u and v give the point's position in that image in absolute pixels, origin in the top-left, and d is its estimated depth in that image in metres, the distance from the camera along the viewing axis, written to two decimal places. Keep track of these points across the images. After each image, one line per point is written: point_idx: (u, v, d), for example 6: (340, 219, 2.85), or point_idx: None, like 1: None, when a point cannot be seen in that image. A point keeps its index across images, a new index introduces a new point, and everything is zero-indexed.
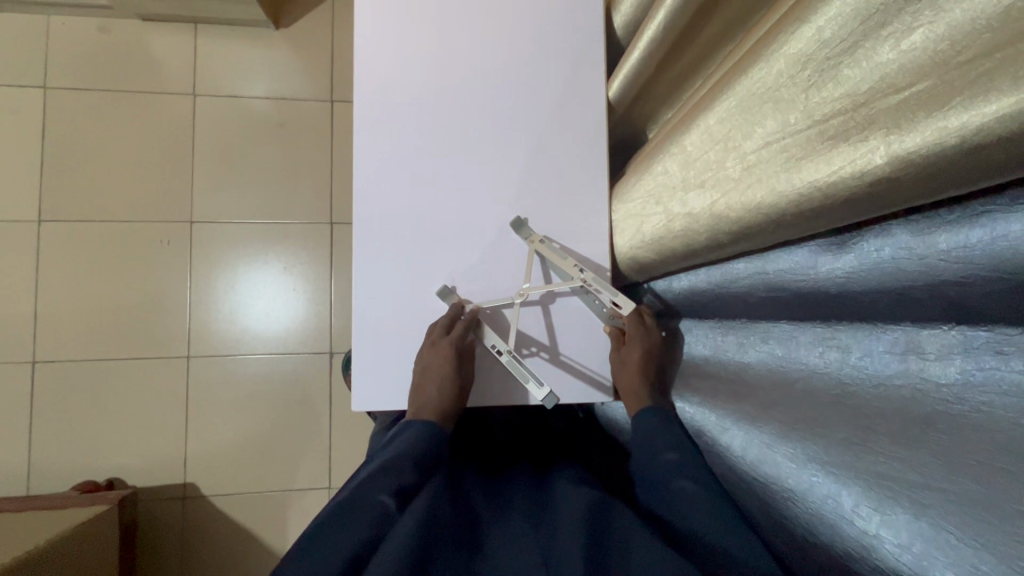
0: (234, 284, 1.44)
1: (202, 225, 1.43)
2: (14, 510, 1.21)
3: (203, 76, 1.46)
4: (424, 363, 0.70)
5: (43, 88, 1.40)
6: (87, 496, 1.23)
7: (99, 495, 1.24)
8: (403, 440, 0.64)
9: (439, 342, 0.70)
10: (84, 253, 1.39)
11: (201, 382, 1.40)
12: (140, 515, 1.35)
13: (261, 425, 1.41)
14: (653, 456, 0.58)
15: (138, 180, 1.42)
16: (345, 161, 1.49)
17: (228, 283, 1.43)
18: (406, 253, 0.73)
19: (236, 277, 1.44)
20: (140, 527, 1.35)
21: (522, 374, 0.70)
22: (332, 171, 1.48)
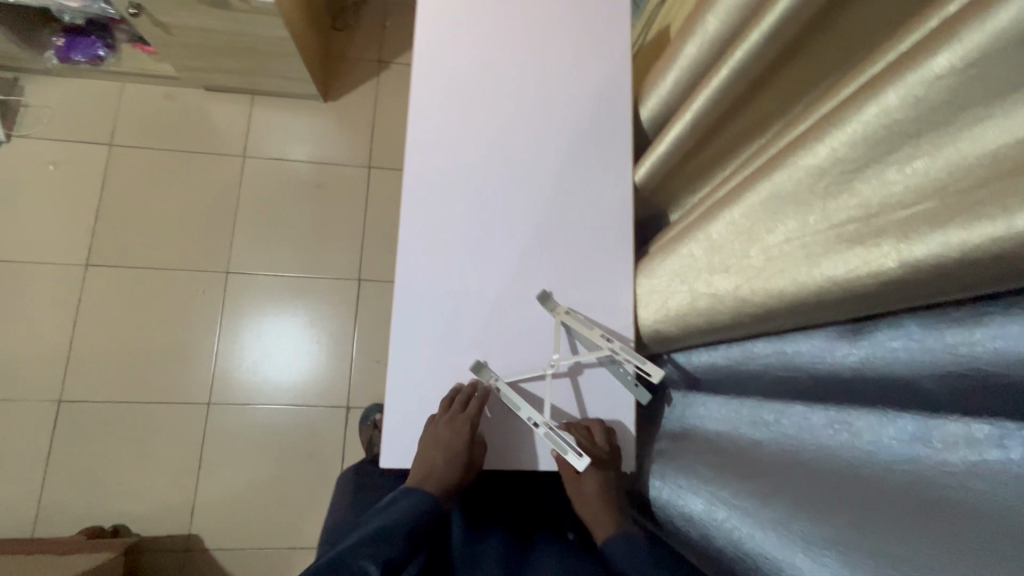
0: (259, 332, 1.49)
1: (238, 277, 1.50)
2: (20, 551, 1.20)
3: (255, 140, 1.59)
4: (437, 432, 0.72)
5: (109, 145, 1.53)
6: (93, 542, 1.22)
7: (106, 542, 1.22)
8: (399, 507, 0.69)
9: (457, 419, 0.71)
10: (124, 297, 1.46)
11: (219, 428, 1.42)
12: (141, 565, 1.33)
13: (272, 476, 1.40)
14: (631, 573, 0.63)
15: (184, 231, 1.51)
16: (378, 222, 1.58)
17: (255, 329, 1.49)
18: (441, 320, 0.77)
19: (262, 325, 1.49)
20: None
21: (560, 445, 0.68)
22: (364, 231, 1.57)
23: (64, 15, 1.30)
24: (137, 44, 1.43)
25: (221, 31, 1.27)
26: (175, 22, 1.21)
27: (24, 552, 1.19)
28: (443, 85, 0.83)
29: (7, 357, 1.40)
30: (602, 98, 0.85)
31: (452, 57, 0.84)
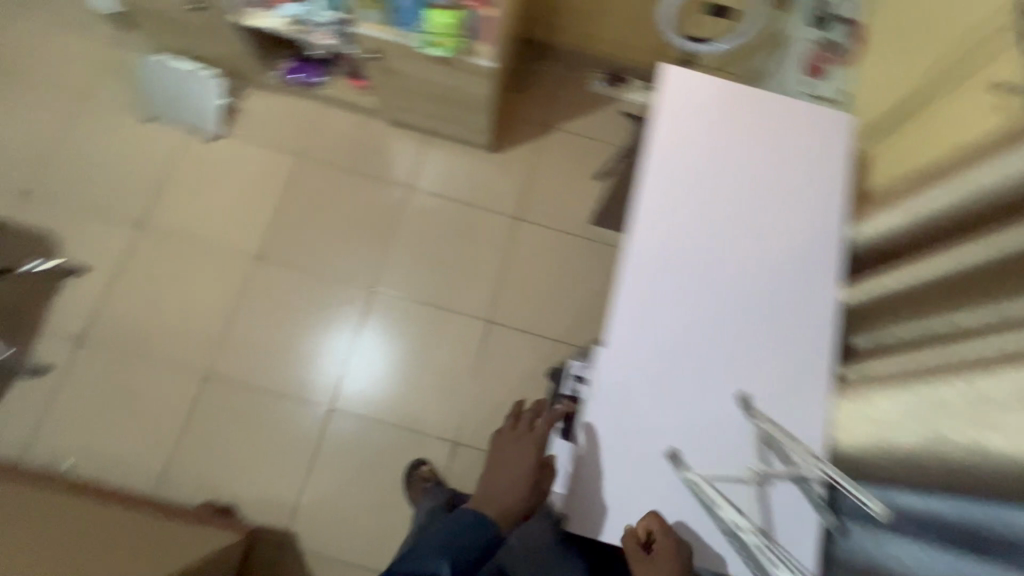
0: (366, 326, 1.58)
1: (382, 296, 1.60)
2: (153, 509, 1.29)
3: (420, 174, 1.72)
4: (508, 451, 0.85)
5: (296, 153, 1.69)
6: (219, 518, 1.30)
7: (231, 521, 1.30)
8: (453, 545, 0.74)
9: (523, 435, 0.85)
10: (279, 293, 1.58)
11: (334, 434, 1.48)
12: (251, 554, 1.39)
13: (371, 494, 1.45)
14: None
15: (342, 244, 1.64)
16: (513, 272, 1.66)
17: (364, 323, 1.58)
18: (634, 403, 0.82)
19: (370, 321, 1.58)
20: (247, 566, 1.39)
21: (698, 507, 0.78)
22: (499, 278, 1.65)
23: (311, 47, 1.49)
24: (351, 78, 1.61)
25: (435, 83, 1.42)
26: (399, 67, 1.37)
27: (157, 511, 1.28)
28: (665, 183, 0.90)
29: (167, 323, 1.52)
30: (819, 218, 0.90)
31: (681, 159, 0.91)
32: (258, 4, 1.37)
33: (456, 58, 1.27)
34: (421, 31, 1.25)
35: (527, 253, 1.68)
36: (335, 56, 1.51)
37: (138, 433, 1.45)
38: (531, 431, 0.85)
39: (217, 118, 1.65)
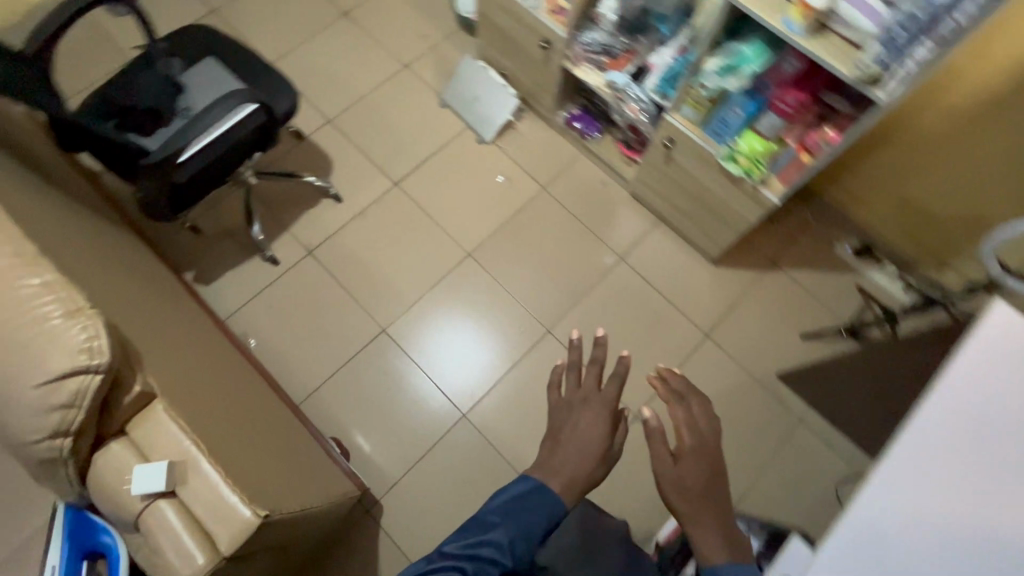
0: (489, 298, 1.70)
1: (553, 343, 1.66)
2: (307, 425, 1.46)
3: (636, 252, 1.76)
4: (580, 419, 0.91)
5: (541, 186, 1.82)
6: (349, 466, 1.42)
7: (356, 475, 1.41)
8: (511, 523, 0.82)
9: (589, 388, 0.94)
10: (470, 296, 1.70)
11: (456, 442, 1.56)
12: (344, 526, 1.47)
13: (459, 513, 1.49)
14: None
15: (541, 280, 1.72)
16: None
17: (486, 293, 1.71)
18: None
19: (492, 294, 1.71)
20: (335, 538, 1.45)
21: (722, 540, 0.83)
22: None
23: (614, 113, 1.60)
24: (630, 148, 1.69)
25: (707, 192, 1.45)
26: (686, 165, 1.43)
27: (311, 428, 1.45)
28: (964, 396, 0.68)
29: (375, 273, 1.71)
30: None
31: (993, 373, 0.69)
32: (593, 60, 1.48)
33: (751, 183, 1.29)
34: (729, 144, 1.28)
35: (701, 372, 1.63)
36: (628, 125, 1.58)
37: (310, 349, 1.61)
38: (604, 398, 0.92)
39: (496, 129, 1.85)
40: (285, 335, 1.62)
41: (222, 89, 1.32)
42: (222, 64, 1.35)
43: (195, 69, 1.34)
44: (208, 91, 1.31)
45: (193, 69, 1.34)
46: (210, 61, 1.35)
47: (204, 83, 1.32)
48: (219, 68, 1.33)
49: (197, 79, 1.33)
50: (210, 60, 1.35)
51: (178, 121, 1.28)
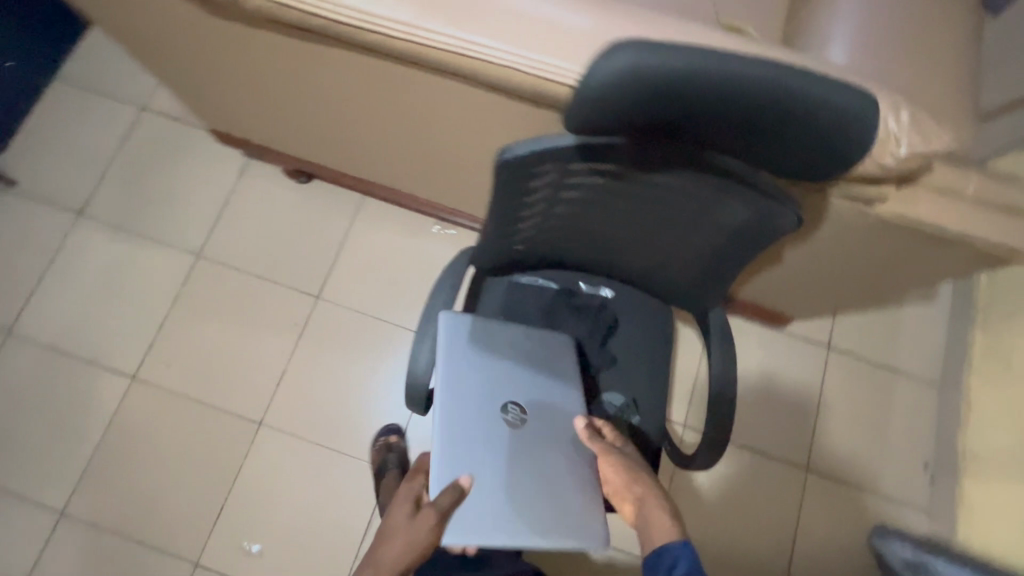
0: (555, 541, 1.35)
1: (123, 368, 1.42)
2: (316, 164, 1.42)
3: (45, 532, 1.31)
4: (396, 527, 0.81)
5: (196, 563, 1.32)
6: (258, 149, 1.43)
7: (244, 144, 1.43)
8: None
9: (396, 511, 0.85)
10: (236, 372, 1.43)
11: (196, 231, 1.52)
12: None
13: (168, 178, 1.56)
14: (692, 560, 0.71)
15: (162, 433, 1.39)
16: None
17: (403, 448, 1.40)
18: None
19: None
20: None
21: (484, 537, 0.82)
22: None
23: None
24: None
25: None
26: None
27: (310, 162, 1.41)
28: None
29: (355, 349, 1.46)
30: None
31: None
32: None
33: None
34: None
35: None
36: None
37: (381, 242, 1.53)
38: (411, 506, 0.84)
39: None
40: (407, 247, 1.53)
41: (506, 486, 0.84)
42: (553, 531, 0.84)
43: (570, 488, 0.88)
44: (519, 467, 0.86)
45: (573, 482, 0.88)
46: (565, 517, 0.86)
47: (537, 476, 0.87)
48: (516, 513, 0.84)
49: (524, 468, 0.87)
50: (567, 522, 0.86)
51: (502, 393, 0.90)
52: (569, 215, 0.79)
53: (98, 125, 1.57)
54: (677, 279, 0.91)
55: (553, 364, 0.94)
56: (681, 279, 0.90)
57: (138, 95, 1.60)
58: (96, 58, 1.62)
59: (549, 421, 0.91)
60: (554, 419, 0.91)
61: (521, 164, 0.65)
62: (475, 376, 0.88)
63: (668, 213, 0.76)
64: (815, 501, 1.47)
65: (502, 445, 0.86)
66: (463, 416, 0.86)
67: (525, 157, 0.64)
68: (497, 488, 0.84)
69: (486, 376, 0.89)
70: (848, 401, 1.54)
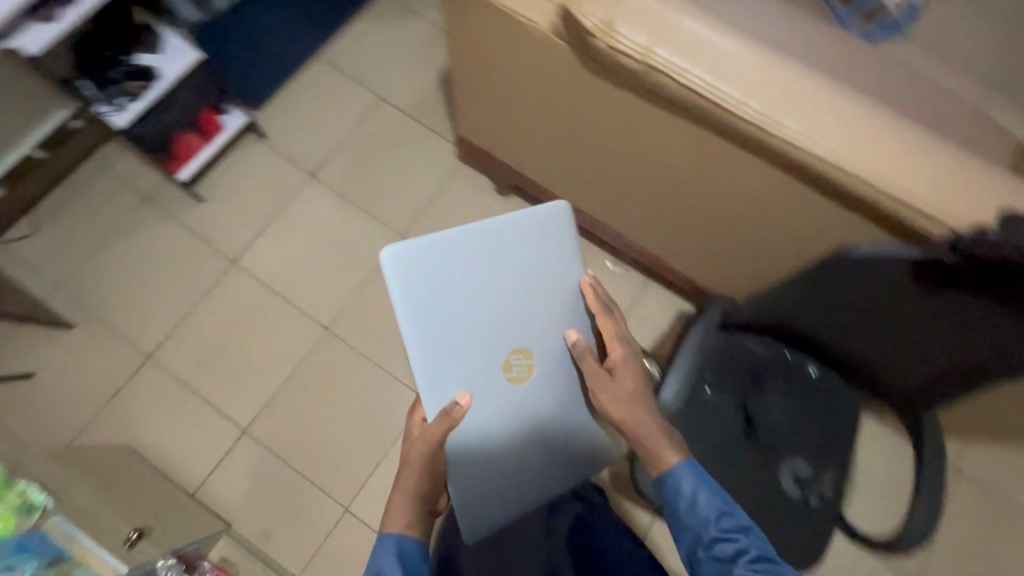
0: None
1: (319, 318, 1.60)
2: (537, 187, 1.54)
3: (227, 442, 1.48)
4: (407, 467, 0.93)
5: (346, 507, 1.45)
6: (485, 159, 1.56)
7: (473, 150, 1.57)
8: (388, 548, 0.89)
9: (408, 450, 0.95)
10: (412, 348, 1.58)
11: (403, 215, 1.71)
12: None
13: (390, 163, 1.75)
14: (691, 495, 0.86)
15: (341, 383, 1.55)
16: (197, 306, 1.58)
17: None
18: None
19: None
20: None
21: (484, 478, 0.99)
22: (210, 303, 1.59)
23: None
24: None
25: (76, 482, 1.11)
26: (122, 517, 1.09)
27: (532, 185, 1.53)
28: None
29: None
30: None
31: None
32: None
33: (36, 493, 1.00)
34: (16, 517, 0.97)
35: (162, 320, 1.56)
36: None
37: None
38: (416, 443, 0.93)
39: None
40: None
41: (511, 424, 0.98)
42: (570, 454, 1.05)
43: (574, 409, 1.03)
44: (524, 401, 0.98)
45: (576, 407, 1.03)
46: (568, 434, 1.04)
47: (548, 414, 1.01)
48: (501, 461, 0.99)
49: (508, 421, 0.98)
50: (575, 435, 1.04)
51: (502, 342, 0.95)
52: (852, 311, 0.91)
53: (343, 105, 1.79)
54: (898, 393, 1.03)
55: (547, 288, 0.98)
56: (902, 390, 1.02)
57: (380, 86, 1.81)
58: (353, 46, 1.84)
59: (546, 346, 0.98)
60: (543, 345, 0.98)
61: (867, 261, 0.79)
62: (478, 317, 0.93)
63: (939, 338, 0.88)
64: None
65: (507, 401, 0.97)
66: (466, 364, 0.93)
67: (877, 256, 0.78)
68: (511, 435, 0.98)
69: (494, 340, 0.94)
70: (969, 530, 1.56)
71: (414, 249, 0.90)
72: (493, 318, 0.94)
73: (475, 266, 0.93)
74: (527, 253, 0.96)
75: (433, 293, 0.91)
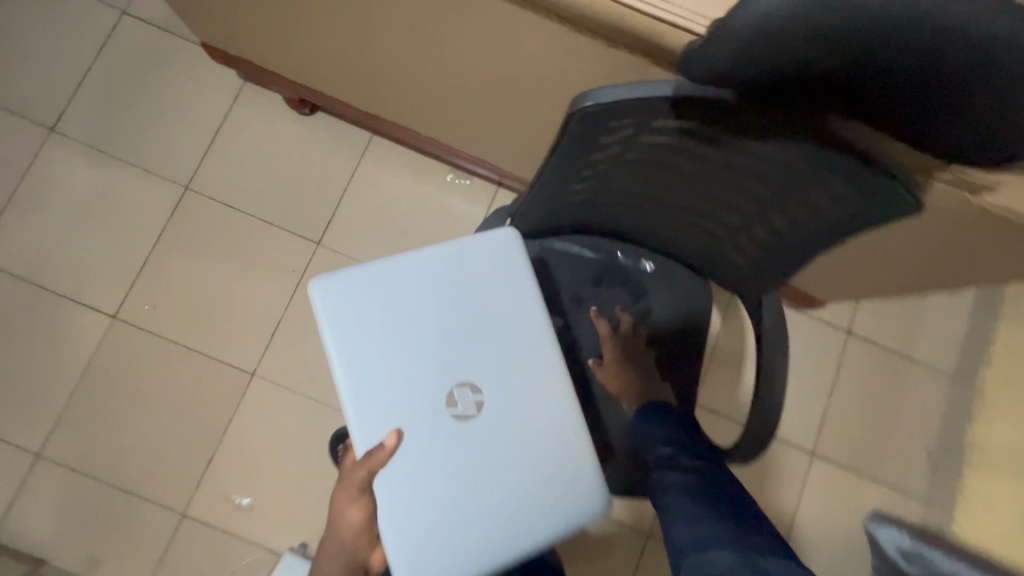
0: None
1: (101, 306, 1.31)
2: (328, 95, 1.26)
3: (18, 472, 1.24)
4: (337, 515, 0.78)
5: (183, 512, 1.26)
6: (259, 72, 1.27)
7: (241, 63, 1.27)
8: None
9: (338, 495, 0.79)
10: (225, 319, 1.33)
11: (181, 159, 1.37)
12: None
13: (149, 95, 1.37)
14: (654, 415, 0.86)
15: (146, 377, 1.30)
16: None
17: None
18: None
19: None
20: None
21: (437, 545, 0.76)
22: None
23: None
24: None
25: None
26: None
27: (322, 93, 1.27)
28: None
29: None
30: None
31: None
32: None
33: None
34: None
35: None
36: None
37: (388, 188, 1.40)
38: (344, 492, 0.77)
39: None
40: (419, 194, 1.40)
41: (470, 471, 0.77)
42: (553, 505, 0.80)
43: (546, 454, 0.80)
44: (476, 446, 0.77)
45: (562, 445, 0.80)
46: (558, 479, 0.80)
47: (522, 457, 0.78)
48: (467, 517, 0.76)
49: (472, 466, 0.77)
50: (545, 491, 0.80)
51: (455, 369, 0.77)
52: (649, 182, 0.70)
53: (68, 28, 1.37)
54: (737, 270, 0.83)
55: (500, 318, 0.80)
56: (738, 266, 0.82)
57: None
58: None
59: (504, 384, 0.79)
60: (500, 372, 0.79)
61: (608, 113, 0.55)
62: (423, 344, 0.77)
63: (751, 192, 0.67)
64: (817, 483, 1.47)
65: (461, 445, 0.77)
66: (401, 408, 0.75)
67: (619, 104, 0.54)
68: (467, 487, 0.76)
69: (445, 371, 0.77)
70: (861, 389, 1.51)
71: (337, 284, 0.75)
72: (438, 343, 0.77)
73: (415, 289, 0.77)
74: (480, 271, 0.80)
75: (369, 323, 0.75)
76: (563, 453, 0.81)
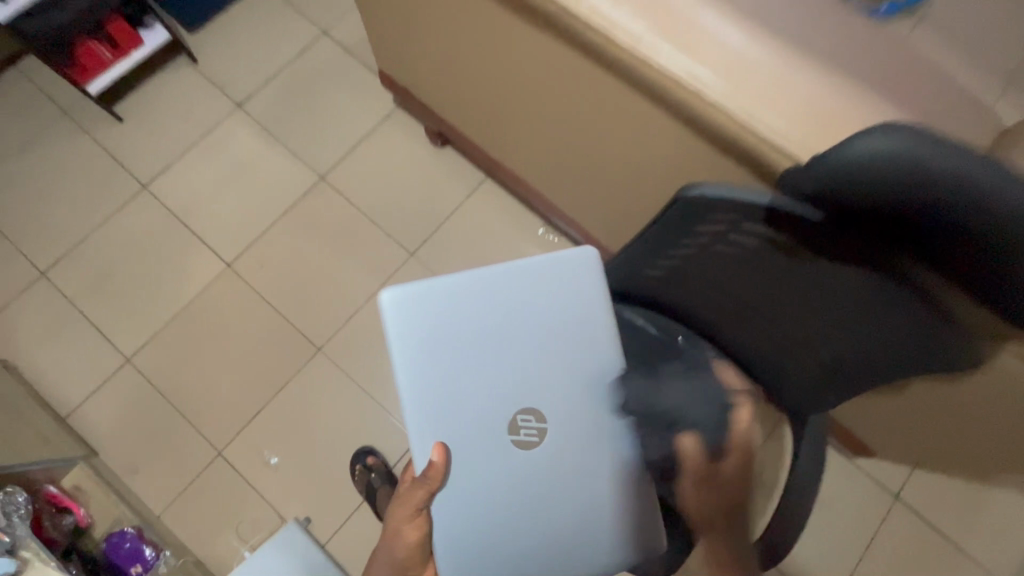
0: None
1: (221, 253, 1.52)
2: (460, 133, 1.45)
3: (106, 369, 1.42)
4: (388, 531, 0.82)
5: (218, 450, 1.38)
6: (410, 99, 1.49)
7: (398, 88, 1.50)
8: None
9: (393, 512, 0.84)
10: (312, 294, 1.49)
11: (326, 154, 1.60)
12: None
13: (319, 99, 1.64)
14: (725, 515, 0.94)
15: (232, 322, 1.47)
16: (97, 228, 1.52)
17: None
18: None
19: None
20: None
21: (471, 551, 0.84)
22: (112, 227, 1.53)
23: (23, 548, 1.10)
24: None
25: None
26: None
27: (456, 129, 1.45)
28: None
29: None
30: None
31: None
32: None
33: None
34: None
35: (60, 238, 1.51)
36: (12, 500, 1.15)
37: (484, 225, 1.55)
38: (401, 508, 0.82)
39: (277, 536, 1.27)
40: (509, 236, 1.54)
41: (517, 494, 0.85)
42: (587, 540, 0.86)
43: (587, 491, 0.86)
44: (529, 470, 0.84)
45: (603, 485, 0.86)
46: (593, 517, 0.86)
47: (568, 488, 0.85)
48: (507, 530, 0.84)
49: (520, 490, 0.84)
50: (586, 520, 0.86)
51: (523, 400, 0.85)
52: (734, 276, 0.76)
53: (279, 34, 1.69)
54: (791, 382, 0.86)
55: (566, 358, 0.87)
56: (791, 378, 0.86)
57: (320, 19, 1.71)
58: None
59: (561, 418, 0.86)
60: (561, 406, 0.86)
61: (709, 204, 0.65)
62: (498, 369, 0.84)
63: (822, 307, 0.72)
64: None
65: (517, 467, 0.84)
66: (456, 430, 0.83)
67: (719, 198, 0.64)
68: (511, 510, 0.84)
69: (513, 400, 0.84)
70: (897, 561, 1.41)
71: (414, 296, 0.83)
72: (512, 372, 0.85)
73: (495, 319, 0.85)
74: (559, 309, 0.87)
75: (446, 347, 0.83)
76: (602, 495, 0.86)
